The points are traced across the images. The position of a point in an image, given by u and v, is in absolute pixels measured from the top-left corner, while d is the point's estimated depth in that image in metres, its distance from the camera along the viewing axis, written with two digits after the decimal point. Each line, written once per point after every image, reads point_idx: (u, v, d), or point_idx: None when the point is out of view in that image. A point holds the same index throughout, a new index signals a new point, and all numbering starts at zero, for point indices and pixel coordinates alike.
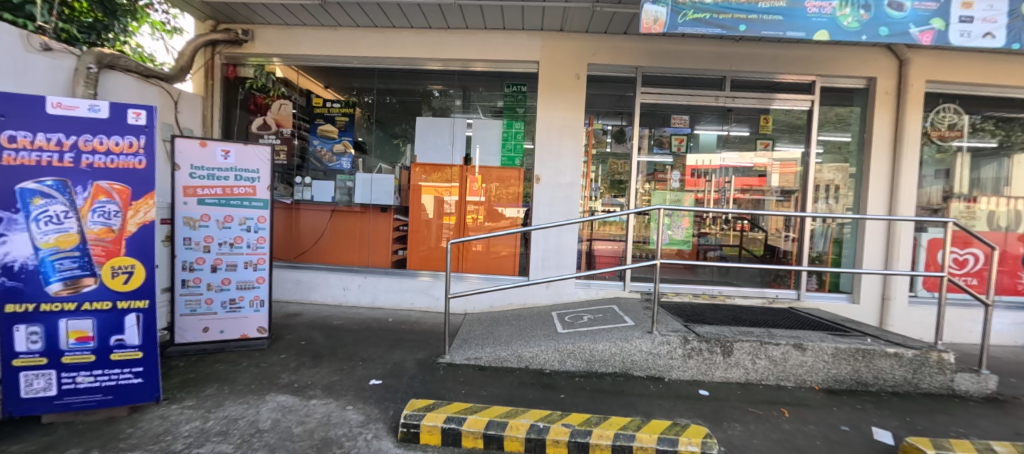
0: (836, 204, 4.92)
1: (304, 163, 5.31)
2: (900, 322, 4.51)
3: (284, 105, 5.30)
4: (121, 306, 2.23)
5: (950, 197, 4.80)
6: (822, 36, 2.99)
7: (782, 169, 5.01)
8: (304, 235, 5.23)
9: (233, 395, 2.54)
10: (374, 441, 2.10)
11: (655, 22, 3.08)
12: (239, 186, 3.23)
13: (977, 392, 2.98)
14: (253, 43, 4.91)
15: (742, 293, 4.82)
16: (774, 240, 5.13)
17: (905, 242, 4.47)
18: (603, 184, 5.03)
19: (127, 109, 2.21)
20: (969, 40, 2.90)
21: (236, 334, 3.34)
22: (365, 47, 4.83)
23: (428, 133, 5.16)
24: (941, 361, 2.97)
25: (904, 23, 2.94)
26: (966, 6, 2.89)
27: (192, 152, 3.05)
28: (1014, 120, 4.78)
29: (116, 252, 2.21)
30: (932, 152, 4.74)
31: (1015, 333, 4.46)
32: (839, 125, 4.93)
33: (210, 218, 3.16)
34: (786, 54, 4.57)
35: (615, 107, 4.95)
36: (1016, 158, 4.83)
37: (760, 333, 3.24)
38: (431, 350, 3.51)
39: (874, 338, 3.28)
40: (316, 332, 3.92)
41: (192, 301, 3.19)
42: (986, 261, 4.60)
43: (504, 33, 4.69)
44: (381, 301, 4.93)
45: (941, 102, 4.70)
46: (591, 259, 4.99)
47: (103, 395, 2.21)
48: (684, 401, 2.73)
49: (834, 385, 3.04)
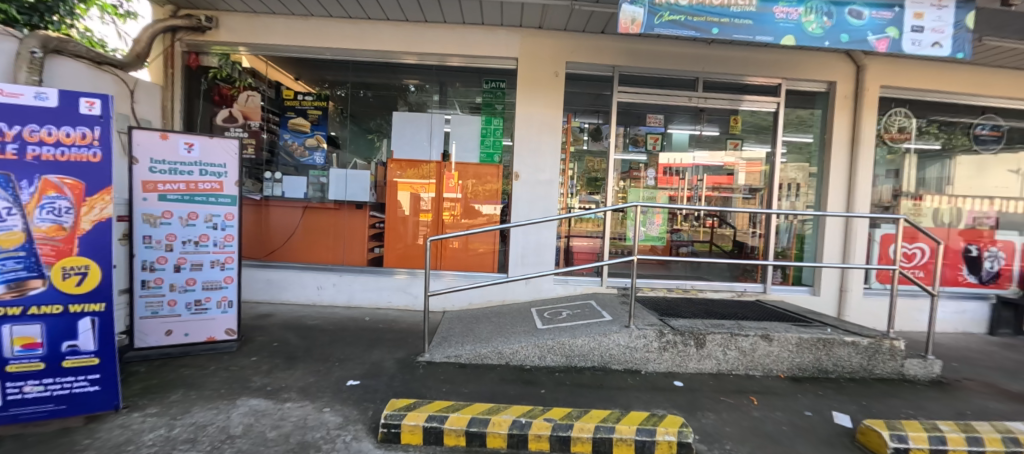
0: (798, 202, 5.19)
1: (273, 158, 5.10)
2: (857, 312, 4.81)
3: (252, 96, 5.06)
4: (74, 310, 2.08)
5: (899, 195, 5.14)
6: (788, 41, 3.12)
7: (748, 168, 5.23)
8: (274, 232, 5.03)
9: (200, 401, 2.42)
10: (354, 442, 2.06)
11: (633, 23, 3.11)
12: (204, 181, 3.07)
13: (924, 375, 3.23)
14: (217, 31, 4.67)
15: (712, 287, 4.98)
16: (742, 237, 5.34)
17: (861, 237, 4.79)
18: (580, 181, 5.09)
19: (79, 98, 2.06)
20: (920, 48, 3.12)
21: (202, 337, 3.19)
22: (338, 38, 4.68)
23: (405, 127, 5.05)
24: (893, 348, 3.20)
25: (863, 30, 3.12)
26: (917, 17, 3.11)
27: (151, 145, 2.87)
28: (956, 124, 5.16)
29: (68, 252, 2.05)
30: (885, 153, 5.07)
31: (955, 321, 4.88)
32: (801, 126, 5.15)
33: (173, 215, 2.99)
34: (754, 57, 4.75)
35: (592, 105, 5.00)
36: (958, 159, 5.20)
37: (730, 325, 3.38)
38: (411, 349, 3.46)
39: (833, 328, 3.48)
40: (289, 333, 3.78)
41: (153, 304, 3.00)
42: (931, 255, 4.97)
43: (482, 28, 4.65)
44: (357, 301, 4.83)
45: (893, 106, 5.03)
46: (570, 255, 5.07)
47: (55, 405, 2.06)
48: (661, 393, 2.81)
49: (798, 373, 3.21)
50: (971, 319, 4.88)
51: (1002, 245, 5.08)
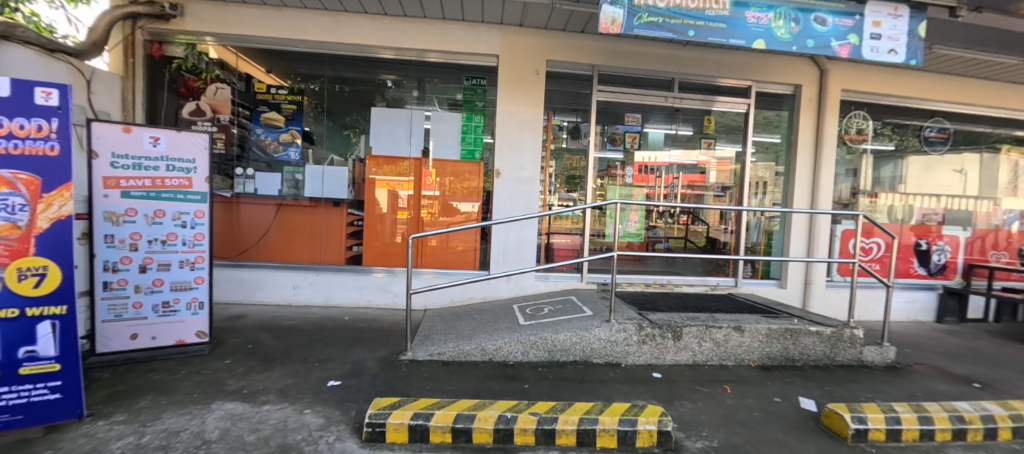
0: (766, 199, 5.43)
1: (245, 153, 4.92)
2: (820, 303, 5.10)
3: (221, 89, 4.85)
4: (31, 313, 1.95)
5: (858, 193, 5.46)
6: (759, 45, 3.26)
7: (719, 166, 5.43)
8: (246, 231, 4.86)
9: (172, 406, 2.32)
10: (337, 443, 2.03)
11: (614, 23, 3.17)
12: (171, 177, 2.93)
13: (880, 361, 3.46)
14: (183, 19, 4.44)
15: (687, 282, 5.15)
16: (715, 233, 5.53)
17: (823, 232, 5.07)
18: (560, 179, 5.16)
19: (34, 87, 1.94)
20: (878, 55, 3.32)
21: (171, 340, 3.05)
22: (313, 30, 4.54)
23: (383, 123, 4.96)
24: (853, 336, 3.41)
25: (827, 37, 3.29)
26: (875, 25, 3.32)
27: (112, 138, 2.71)
28: (907, 127, 5.52)
29: (23, 253, 1.92)
30: (844, 153, 5.38)
31: (907, 310, 5.24)
32: (769, 127, 5.38)
33: (137, 213, 2.84)
34: (726, 60, 4.92)
35: (571, 103, 5.07)
36: (909, 159, 5.57)
37: (705, 317, 3.51)
38: (393, 348, 3.42)
39: (799, 319, 3.67)
40: (265, 334, 3.67)
41: (117, 306, 2.84)
42: (886, 249, 5.31)
43: (463, 24, 4.62)
44: (335, 300, 4.72)
45: (853, 109, 5.33)
46: (550, 252, 5.14)
47: (11, 415, 1.93)
48: (641, 384, 2.90)
49: (768, 362, 3.37)
50: (921, 308, 5.25)
51: (948, 239, 5.51)
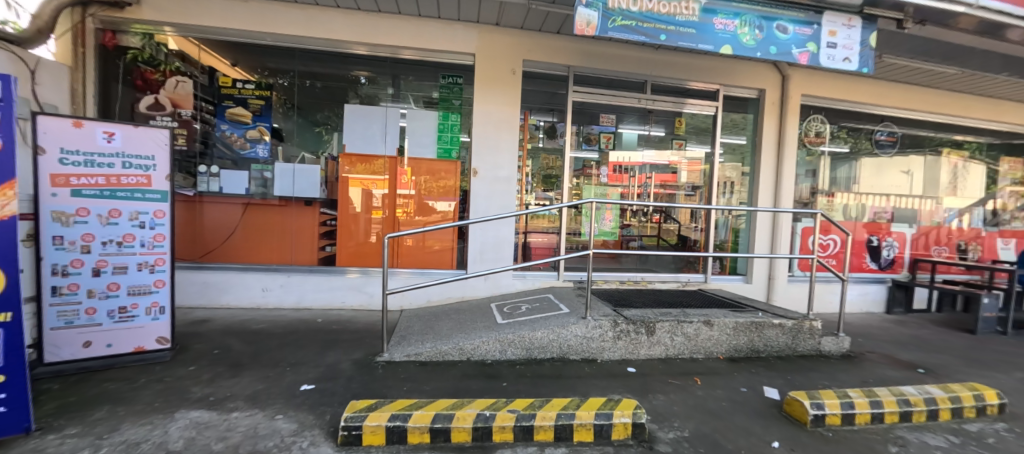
0: (733, 198, 5.65)
1: (208, 150, 4.70)
2: (782, 297, 5.37)
3: (182, 83, 4.63)
4: None
5: (816, 193, 5.78)
6: (726, 50, 3.39)
7: (690, 167, 5.62)
8: (211, 231, 4.64)
9: (131, 417, 2.20)
10: (311, 448, 1.98)
11: (589, 25, 3.23)
12: (127, 174, 2.77)
13: (836, 350, 3.68)
14: (139, 8, 4.20)
15: (660, 278, 5.28)
16: (686, 231, 5.72)
17: (785, 229, 5.35)
18: (536, 179, 5.23)
19: None
20: (834, 62, 3.53)
21: (129, 347, 2.89)
22: (282, 24, 4.38)
23: (356, 120, 4.84)
24: (812, 328, 3.61)
25: (788, 44, 3.47)
26: (831, 34, 3.52)
27: (61, 133, 2.54)
28: (860, 130, 5.87)
29: None
30: (805, 155, 5.68)
31: (860, 302, 5.59)
32: (735, 129, 5.60)
33: (89, 213, 2.67)
34: (696, 63, 5.09)
35: (547, 103, 5.12)
36: (862, 161, 5.93)
37: (677, 313, 3.63)
38: (369, 350, 3.36)
39: (764, 312, 3.85)
40: (232, 338, 3.52)
41: (68, 313, 2.66)
42: (841, 245, 5.64)
43: (439, 22, 4.57)
44: (308, 302, 4.59)
45: (812, 112, 5.63)
46: (527, 251, 5.17)
47: None
48: (616, 379, 2.97)
49: (735, 354, 3.52)
50: (873, 300, 5.61)
51: (896, 236, 5.91)
